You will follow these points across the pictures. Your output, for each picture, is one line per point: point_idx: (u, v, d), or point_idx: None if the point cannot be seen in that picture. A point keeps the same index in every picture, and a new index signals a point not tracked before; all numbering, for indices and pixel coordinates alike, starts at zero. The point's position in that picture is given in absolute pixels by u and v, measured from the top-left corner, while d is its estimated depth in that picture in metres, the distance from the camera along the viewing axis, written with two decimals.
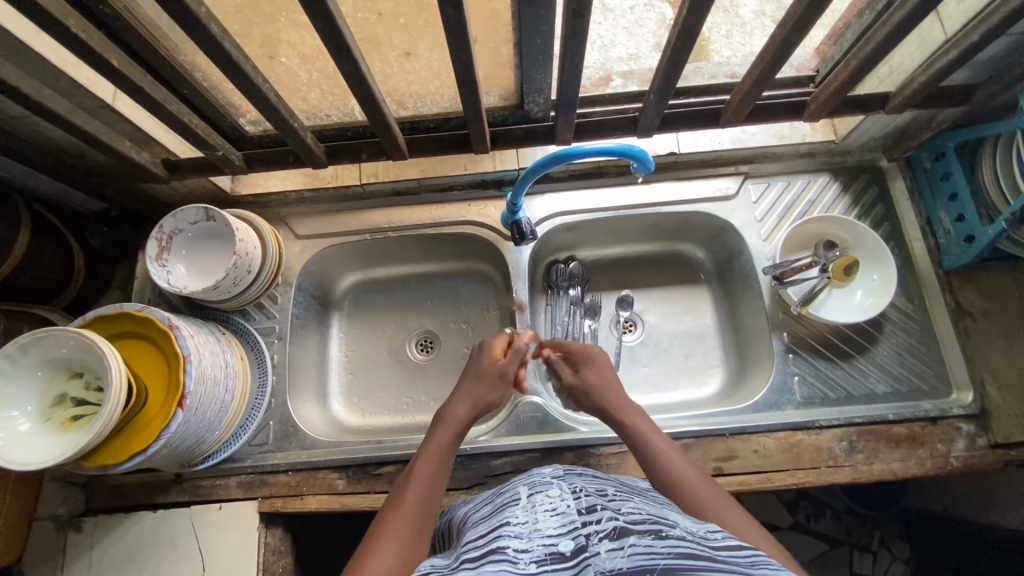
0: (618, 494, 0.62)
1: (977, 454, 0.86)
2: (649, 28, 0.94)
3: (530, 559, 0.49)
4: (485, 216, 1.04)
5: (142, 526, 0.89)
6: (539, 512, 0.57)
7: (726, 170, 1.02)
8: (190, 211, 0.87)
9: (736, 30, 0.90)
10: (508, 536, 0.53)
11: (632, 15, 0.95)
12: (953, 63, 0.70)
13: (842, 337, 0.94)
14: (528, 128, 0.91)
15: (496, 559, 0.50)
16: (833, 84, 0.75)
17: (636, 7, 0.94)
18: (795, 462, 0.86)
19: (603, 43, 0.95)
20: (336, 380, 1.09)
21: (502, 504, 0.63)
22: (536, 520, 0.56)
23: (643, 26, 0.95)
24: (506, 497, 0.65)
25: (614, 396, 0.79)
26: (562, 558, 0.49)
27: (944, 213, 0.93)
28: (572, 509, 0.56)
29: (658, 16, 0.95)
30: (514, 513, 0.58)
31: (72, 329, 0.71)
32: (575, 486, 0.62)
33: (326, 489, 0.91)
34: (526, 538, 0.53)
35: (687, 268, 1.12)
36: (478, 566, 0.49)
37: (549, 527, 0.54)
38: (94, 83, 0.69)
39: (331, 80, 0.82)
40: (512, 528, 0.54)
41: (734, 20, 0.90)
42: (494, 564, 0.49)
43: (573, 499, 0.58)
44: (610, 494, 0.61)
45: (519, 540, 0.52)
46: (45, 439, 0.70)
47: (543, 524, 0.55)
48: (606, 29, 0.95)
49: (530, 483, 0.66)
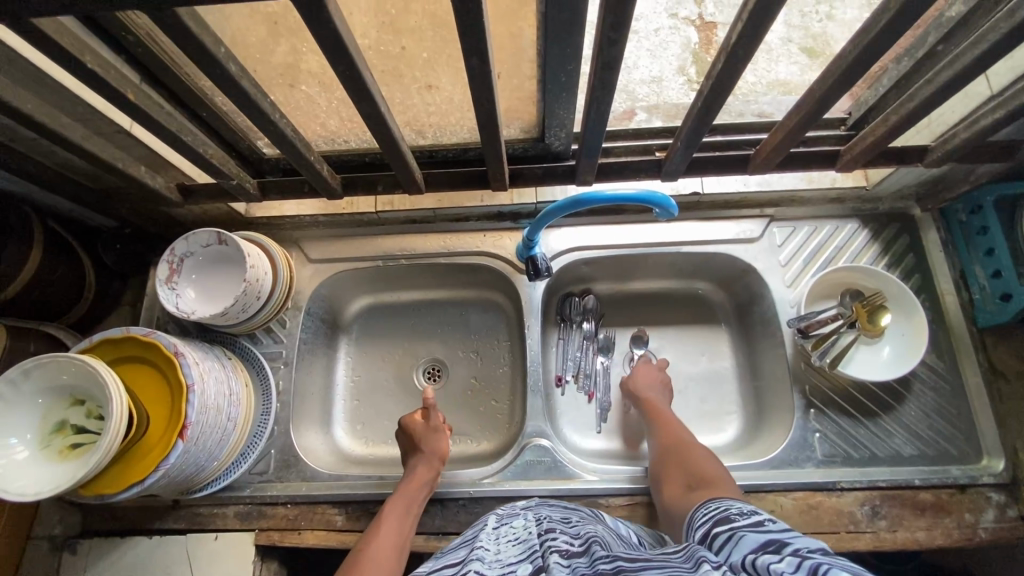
0: (582, 521, 0.64)
1: (1008, 526, 0.81)
2: (674, 51, 0.97)
3: None
4: (500, 247, 1.02)
5: (137, 552, 0.88)
6: (504, 542, 0.60)
7: (751, 211, 0.99)
8: (202, 234, 0.86)
9: (762, 56, 0.94)
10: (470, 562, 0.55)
11: (657, 38, 0.99)
12: (1000, 121, 0.67)
13: (867, 393, 0.90)
14: (549, 167, 0.89)
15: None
16: (869, 137, 0.72)
17: (660, 30, 0.99)
18: (814, 526, 0.82)
19: (627, 64, 0.98)
20: (341, 406, 1.07)
21: (468, 533, 0.66)
22: (499, 550, 0.58)
23: (667, 49, 0.98)
24: (473, 530, 0.67)
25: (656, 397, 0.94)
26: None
27: (979, 268, 0.89)
28: (533, 537, 0.58)
29: (683, 40, 0.99)
30: (480, 541, 0.61)
31: (76, 356, 0.69)
32: (540, 516, 0.65)
33: (325, 525, 0.88)
34: (488, 564, 0.54)
35: (705, 309, 1.09)
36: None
37: (510, 555, 0.55)
38: (112, 110, 0.68)
39: (351, 109, 0.81)
40: (476, 552, 0.57)
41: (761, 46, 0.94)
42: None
43: (536, 527, 0.61)
44: (573, 521, 0.64)
45: (482, 564, 0.54)
46: (42, 468, 0.68)
47: (504, 553, 0.56)
48: (631, 50, 0.99)
49: (500, 516, 0.70)
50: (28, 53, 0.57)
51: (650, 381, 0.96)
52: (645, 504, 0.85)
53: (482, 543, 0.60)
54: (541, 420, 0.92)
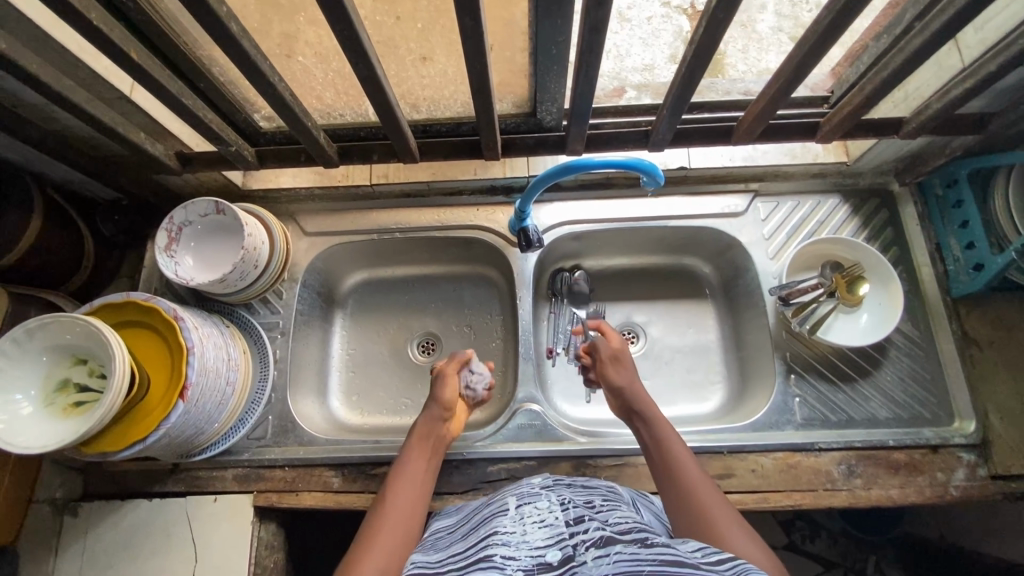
0: (604, 504, 0.66)
1: (977, 484, 0.85)
2: (666, 39, 0.95)
3: (518, 565, 0.54)
4: (493, 221, 1.04)
5: (137, 514, 0.90)
6: (528, 524, 0.61)
7: (736, 187, 1.02)
8: (200, 203, 0.88)
9: (752, 45, 0.90)
10: (498, 544, 0.57)
11: (649, 26, 0.96)
12: (971, 91, 0.70)
13: (845, 360, 0.93)
14: (540, 137, 0.90)
15: (486, 565, 0.54)
16: (847, 107, 0.75)
17: (653, 18, 0.96)
18: (793, 484, 0.86)
19: (618, 52, 0.96)
20: (337, 377, 1.09)
21: (491, 514, 0.66)
22: (525, 532, 0.60)
23: (659, 38, 0.96)
24: (496, 506, 0.68)
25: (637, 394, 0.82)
26: (549, 566, 0.53)
27: (954, 240, 0.92)
28: (559, 522, 0.60)
29: (675, 28, 0.96)
30: (504, 522, 0.62)
31: (78, 316, 0.71)
32: (562, 498, 0.66)
33: (322, 487, 0.91)
34: (515, 547, 0.57)
35: (692, 283, 1.12)
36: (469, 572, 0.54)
37: (538, 539, 0.58)
38: (112, 74, 0.70)
39: (347, 81, 0.83)
40: (501, 536, 0.59)
41: (750, 34, 0.90)
42: (484, 569, 0.53)
43: (562, 511, 0.62)
44: (597, 504, 0.65)
45: (507, 548, 0.57)
46: (46, 423, 0.70)
47: (531, 537, 0.58)
48: (622, 38, 0.97)
49: (519, 494, 0.69)
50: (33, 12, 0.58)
51: (620, 365, 0.86)
52: (632, 465, 0.88)
53: (506, 526, 0.61)
54: (531, 386, 0.95)
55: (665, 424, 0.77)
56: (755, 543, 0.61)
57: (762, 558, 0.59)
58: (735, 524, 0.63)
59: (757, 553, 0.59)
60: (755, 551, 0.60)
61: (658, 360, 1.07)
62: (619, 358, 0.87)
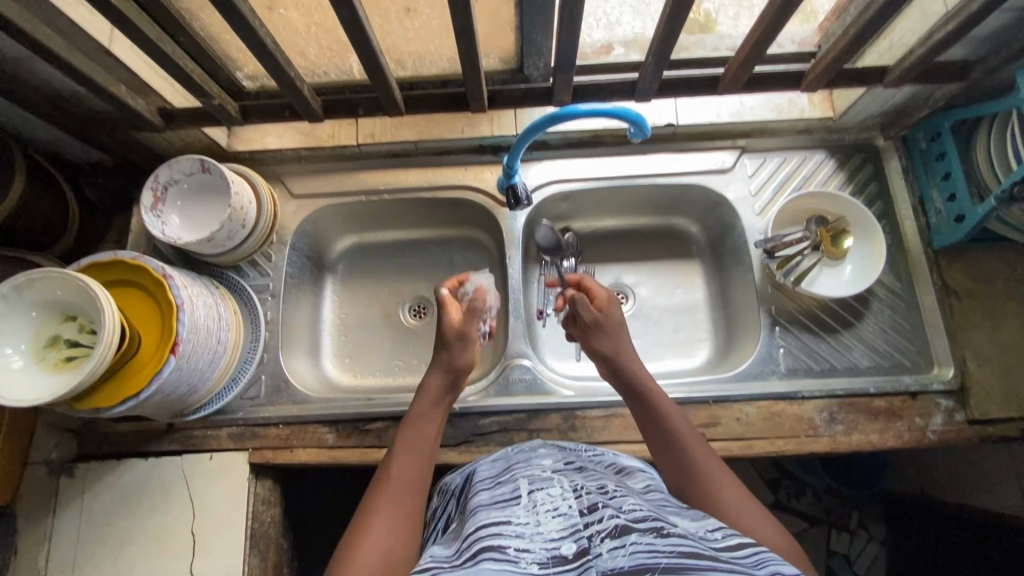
0: (620, 490, 0.60)
1: (955, 428, 0.88)
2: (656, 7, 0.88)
3: (532, 560, 0.50)
4: (481, 181, 1.04)
5: (133, 472, 0.91)
6: (541, 513, 0.56)
7: (724, 143, 1.02)
8: (185, 161, 0.88)
9: (745, 13, 0.86)
10: (509, 535, 0.53)
11: None
12: (952, 34, 0.71)
13: (829, 312, 0.95)
14: (527, 89, 0.89)
15: (495, 557, 0.50)
16: (832, 52, 0.76)
17: None
18: (776, 430, 0.88)
19: (608, 20, 0.90)
20: (329, 340, 1.10)
21: (502, 498, 0.61)
22: (538, 521, 0.55)
23: (650, 5, 0.88)
24: (506, 490, 0.63)
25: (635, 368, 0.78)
26: (564, 562, 0.49)
27: (936, 192, 0.93)
28: (573, 509, 0.55)
29: None
30: (514, 512, 0.57)
31: (65, 271, 0.71)
32: (577, 484, 0.61)
33: (316, 443, 0.92)
34: (528, 539, 0.53)
35: (681, 243, 1.13)
36: (477, 565, 0.49)
37: (552, 530, 0.53)
38: (90, 24, 0.70)
39: (330, 35, 0.82)
40: (512, 528, 0.54)
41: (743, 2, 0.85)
42: (495, 562, 0.49)
43: (574, 498, 0.57)
44: (610, 489, 0.60)
45: (520, 540, 0.52)
46: (39, 378, 0.71)
47: (545, 526, 0.54)
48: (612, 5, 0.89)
49: (530, 478, 0.65)
50: None
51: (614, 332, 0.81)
52: (620, 415, 0.90)
53: (517, 515, 0.57)
54: (522, 342, 0.97)
55: (664, 401, 0.74)
56: (773, 528, 0.61)
57: (780, 544, 0.60)
58: (753, 509, 0.63)
59: (776, 539, 0.60)
60: (775, 538, 0.60)
61: (647, 319, 1.08)
62: (597, 323, 0.81)
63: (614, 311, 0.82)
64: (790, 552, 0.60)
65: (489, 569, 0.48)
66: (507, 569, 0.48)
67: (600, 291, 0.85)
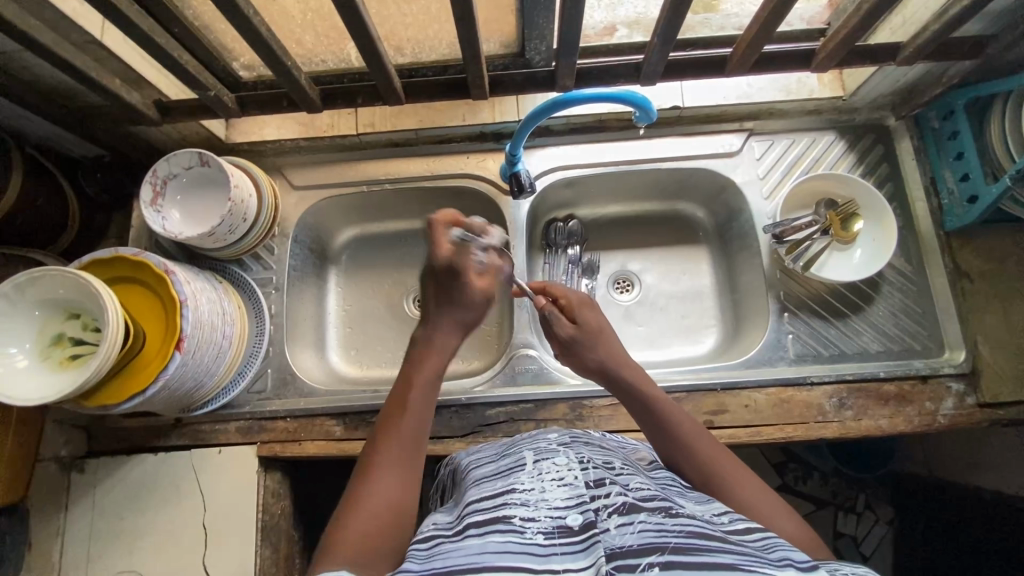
0: (626, 468, 0.60)
1: (965, 412, 0.87)
2: None
3: (537, 529, 0.49)
4: (484, 169, 1.03)
5: (143, 467, 0.91)
6: (547, 481, 0.56)
7: (730, 126, 1.00)
8: (184, 155, 0.87)
9: None
10: (514, 505, 0.52)
11: None
12: (967, 9, 0.69)
13: (839, 296, 0.94)
14: (529, 74, 0.87)
15: (501, 529, 0.49)
16: (844, 30, 0.74)
17: None
18: (785, 417, 0.88)
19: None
20: (333, 333, 1.09)
21: (507, 468, 0.61)
22: (544, 489, 0.55)
23: None
24: (510, 461, 0.63)
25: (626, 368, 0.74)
26: (570, 532, 0.48)
27: (948, 172, 0.91)
28: (579, 481, 0.54)
29: None
30: (520, 480, 0.57)
31: (69, 269, 0.70)
32: (583, 455, 0.60)
33: (324, 435, 0.93)
34: (532, 507, 0.52)
35: (687, 229, 1.11)
36: (481, 536, 0.48)
37: (557, 499, 0.52)
38: (81, 16, 0.68)
39: (327, 22, 0.80)
40: (517, 496, 0.53)
41: None
42: (501, 534, 0.48)
43: (581, 470, 0.56)
44: (618, 467, 0.59)
45: (526, 509, 0.51)
46: (45, 376, 0.71)
47: (550, 495, 0.53)
48: None
49: (537, 450, 0.63)
50: None
51: (594, 333, 0.77)
52: None
53: (522, 483, 0.56)
54: (528, 332, 0.97)
55: (667, 403, 0.70)
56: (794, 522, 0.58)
57: (801, 536, 0.57)
58: (770, 500, 0.60)
59: (797, 533, 0.57)
60: (795, 530, 0.58)
61: (653, 306, 1.07)
62: (574, 338, 0.77)
63: (591, 318, 0.78)
64: (811, 543, 0.57)
65: (495, 541, 0.47)
66: (512, 541, 0.47)
67: (574, 293, 0.81)
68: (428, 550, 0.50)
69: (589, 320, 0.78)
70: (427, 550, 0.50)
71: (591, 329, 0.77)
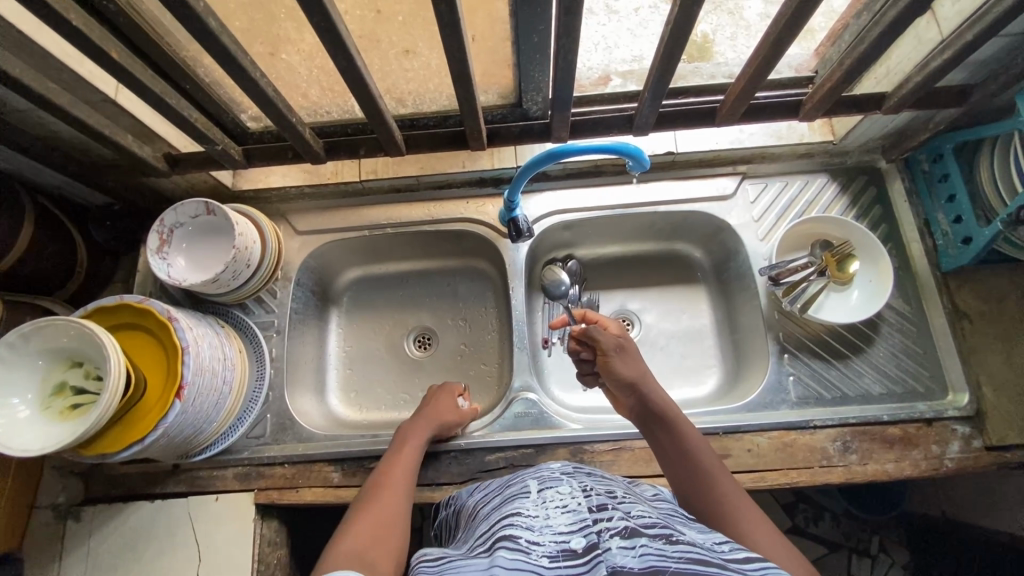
0: (628, 497, 0.59)
1: (972, 456, 0.86)
2: (655, 30, 0.89)
3: (542, 552, 0.47)
4: (483, 214, 1.05)
5: (140, 515, 0.90)
6: (550, 508, 0.54)
7: (724, 169, 1.02)
8: (190, 204, 0.89)
9: (740, 32, 0.87)
10: (520, 528, 0.51)
11: (637, 17, 0.90)
12: (947, 62, 0.71)
13: (838, 338, 0.94)
14: (525, 126, 0.90)
15: (508, 547, 0.48)
16: (828, 83, 0.77)
17: (641, 9, 0.90)
18: (788, 462, 0.87)
19: (606, 44, 0.90)
20: (334, 375, 1.09)
21: (511, 497, 0.60)
22: (547, 516, 0.53)
23: (647, 28, 0.89)
24: (515, 490, 0.62)
25: (658, 391, 0.77)
26: (574, 555, 0.46)
27: (941, 215, 0.93)
28: (582, 506, 0.53)
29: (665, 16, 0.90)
30: (525, 506, 0.56)
31: (73, 321, 0.71)
32: (586, 484, 0.58)
33: (322, 482, 0.92)
34: (537, 532, 0.51)
35: (685, 269, 1.12)
36: (490, 555, 0.48)
37: (561, 525, 0.51)
38: (97, 78, 0.72)
39: (332, 77, 0.83)
40: (523, 521, 0.52)
41: (738, 22, 0.87)
42: (507, 551, 0.47)
43: (584, 497, 0.55)
44: (620, 495, 0.58)
45: (529, 533, 0.50)
46: (44, 426, 0.71)
47: (554, 520, 0.52)
48: (610, 30, 0.90)
49: (540, 478, 0.63)
50: (15, 16, 0.60)
51: (631, 356, 0.81)
52: (629, 448, 0.89)
53: (527, 510, 0.55)
54: (527, 374, 0.97)
55: (692, 433, 0.73)
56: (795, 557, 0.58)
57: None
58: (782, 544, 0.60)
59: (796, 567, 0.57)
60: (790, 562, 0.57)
61: (653, 346, 1.07)
62: (617, 350, 0.80)
63: (630, 339, 0.82)
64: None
65: (502, 558, 0.46)
66: (519, 560, 0.46)
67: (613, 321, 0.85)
68: (437, 565, 0.50)
69: (625, 342, 0.82)
70: (438, 565, 0.49)
71: (625, 351, 0.81)
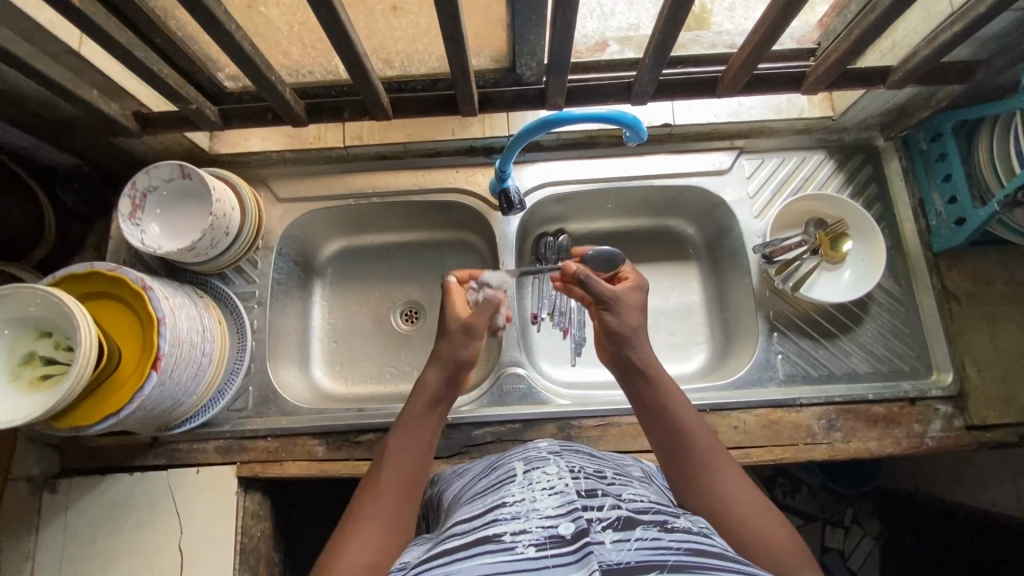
0: (617, 478, 0.58)
1: (953, 435, 0.87)
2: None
3: (528, 542, 0.46)
4: (473, 184, 1.01)
5: (118, 488, 0.88)
6: (537, 490, 0.53)
7: (721, 144, 1.00)
8: (164, 167, 0.85)
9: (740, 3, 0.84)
10: (504, 519, 0.50)
11: None
12: (957, 36, 0.69)
13: (827, 316, 0.94)
14: (519, 92, 0.86)
15: (492, 547, 0.46)
16: (834, 54, 0.74)
17: None
18: (773, 439, 0.88)
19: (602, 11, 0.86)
20: (318, 347, 1.07)
21: (497, 481, 0.59)
22: (534, 499, 0.52)
23: None
24: (501, 473, 0.61)
25: (641, 343, 0.74)
26: (562, 542, 0.45)
27: (937, 195, 0.92)
28: (570, 489, 0.52)
29: None
30: (511, 490, 0.55)
31: (38, 287, 0.67)
32: (574, 465, 0.58)
33: (306, 455, 0.90)
34: (523, 518, 0.49)
35: (677, 245, 1.10)
36: (473, 555, 0.46)
37: (548, 508, 0.50)
38: (59, 27, 0.67)
39: (314, 34, 0.78)
40: (508, 509, 0.51)
41: None
42: (492, 552, 0.46)
43: (572, 479, 0.54)
44: (608, 477, 0.58)
45: (515, 521, 0.49)
46: (13, 398, 0.68)
47: (541, 504, 0.51)
48: None
49: (526, 458, 0.62)
50: None
51: (634, 306, 0.77)
52: (616, 424, 0.89)
53: (512, 494, 0.54)
54: (516, 350, 0.95)
55: (676, 388, 0.70)
56: (780, 526, 0.58)
57: (787, 545, 0.57)
58: (780, 533, 0.58)
59: (780, 537, 0.57)
60: (775, 532, 0.58)
61: None
62: (611, 299, 0.76)
63: (638, 293, 0.79)
64: (795, 550, 0.57)
65: (488, 561, 0.45)
66: (504, 559, 0.44)
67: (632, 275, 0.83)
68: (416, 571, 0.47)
69: (624, 292, 0.78)
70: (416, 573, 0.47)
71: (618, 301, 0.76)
